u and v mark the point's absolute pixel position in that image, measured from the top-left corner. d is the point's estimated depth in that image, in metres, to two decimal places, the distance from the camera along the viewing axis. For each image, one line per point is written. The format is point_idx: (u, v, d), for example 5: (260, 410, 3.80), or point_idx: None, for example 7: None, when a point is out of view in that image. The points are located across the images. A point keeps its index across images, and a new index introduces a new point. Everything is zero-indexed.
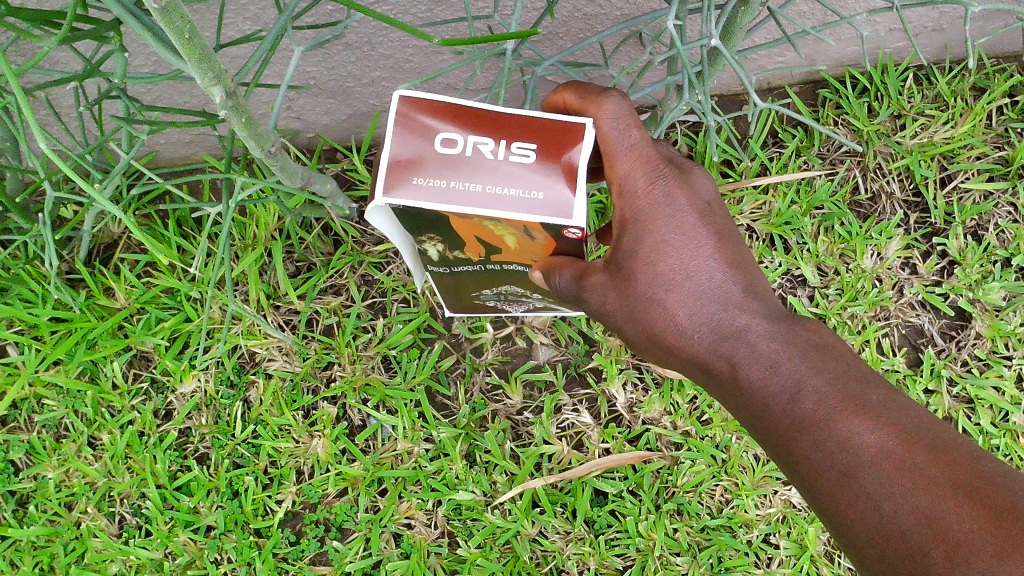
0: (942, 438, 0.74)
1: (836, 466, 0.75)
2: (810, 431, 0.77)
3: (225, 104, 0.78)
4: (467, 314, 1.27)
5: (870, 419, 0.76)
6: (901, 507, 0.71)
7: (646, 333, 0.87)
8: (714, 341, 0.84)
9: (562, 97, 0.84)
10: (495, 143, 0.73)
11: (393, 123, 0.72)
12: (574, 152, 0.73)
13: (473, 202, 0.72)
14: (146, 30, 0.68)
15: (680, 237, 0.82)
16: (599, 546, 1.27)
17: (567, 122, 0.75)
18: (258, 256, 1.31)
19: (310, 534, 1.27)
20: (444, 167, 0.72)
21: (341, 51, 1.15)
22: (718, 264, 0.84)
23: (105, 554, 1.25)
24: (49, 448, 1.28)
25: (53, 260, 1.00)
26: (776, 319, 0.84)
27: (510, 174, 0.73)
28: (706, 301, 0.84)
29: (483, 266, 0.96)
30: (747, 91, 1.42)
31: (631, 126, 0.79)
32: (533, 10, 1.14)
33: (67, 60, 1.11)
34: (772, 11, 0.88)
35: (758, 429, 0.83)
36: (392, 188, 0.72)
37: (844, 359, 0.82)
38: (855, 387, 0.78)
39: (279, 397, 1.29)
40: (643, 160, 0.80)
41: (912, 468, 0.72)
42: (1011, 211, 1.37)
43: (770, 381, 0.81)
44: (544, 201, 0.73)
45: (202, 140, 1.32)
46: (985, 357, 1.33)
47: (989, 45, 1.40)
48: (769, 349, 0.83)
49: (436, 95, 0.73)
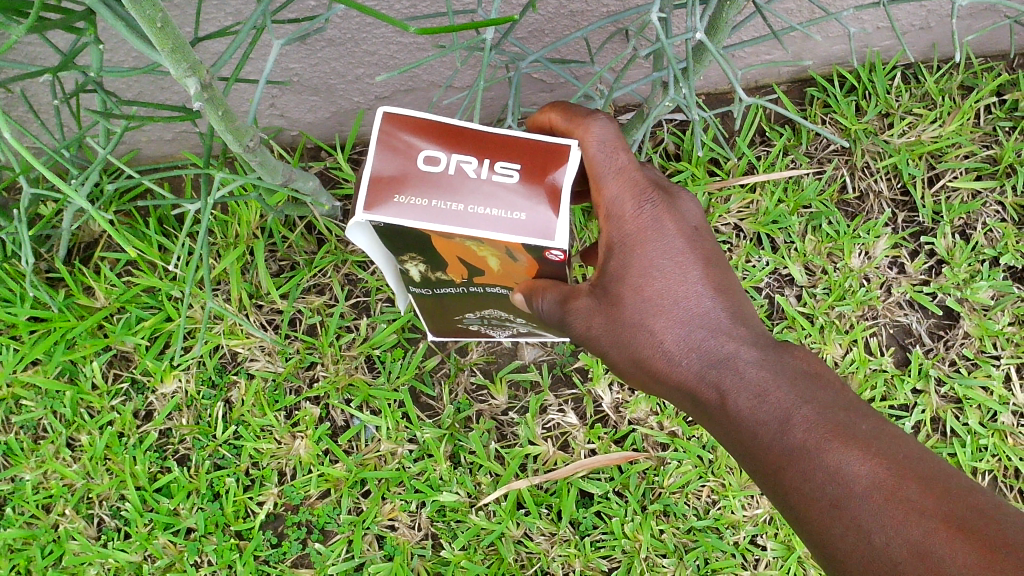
0: (933, 468, 0.74)
1: (826, 497, 0.75)
2: (800, 461, 0.77)
3: (200, 97, 0.76)
4: (453, 339, 1.25)
5: (861, 450, 0.75)
6: (893, 538, 0.70)
7: (633, 359, 0.86)
8: (703, 368, 0.83)
9: (548, 117, 0.83)
10: (478, 162, 0.72)
11: (375, 140, 0.71)
12: (558, 173, 0.72)
13: (455, 222, 0.71)
14: (120, 21, 0.67)
15: (668, 262, 0.81)
16: (584, 548, 1.25)
17: (553, 144, 0.74)
18: (240, 254, 1.30)
19: (291, 536, 1.25)
20: (427, 185, 0.72)
21: (325, 47, 1.14)
22: (706, 289, 0.83)
23: (83, 557, 1.23)
24: (28, 449, 1.27)
25: (29, 258, 0.98)
26: (765, 345, 0.84)
27: (493, 194, 0.72)
28: (694, 327, 0.83)
29: (466, 289, 0.95)
30: (734, 89, 1.41)
31: (619, 150, 0.79)
32: (517, 5, 1.13)
33: (44, 55, 1.11)
34: (758, 7, 0.87)
35: (746, 457, 0.83)
36: (373, 205, 0.71)
37: (833, 387, 0.81)
38: (844, 417, 0.78)
39: (261, 397, 1.28)
40: (631, 183, 0.80)
41: (905, 500, 0.71)
42: (998, 210, 1.37)
43: (759, 410, 0.81)
44: (528, 221, 0.72)
45: (184, 137, 1.32)
46: (973, 356, 1.32)
47: (977, 43, 1.39)
48: (757, 377, 0.82)
49: (420, 113, 0.72)
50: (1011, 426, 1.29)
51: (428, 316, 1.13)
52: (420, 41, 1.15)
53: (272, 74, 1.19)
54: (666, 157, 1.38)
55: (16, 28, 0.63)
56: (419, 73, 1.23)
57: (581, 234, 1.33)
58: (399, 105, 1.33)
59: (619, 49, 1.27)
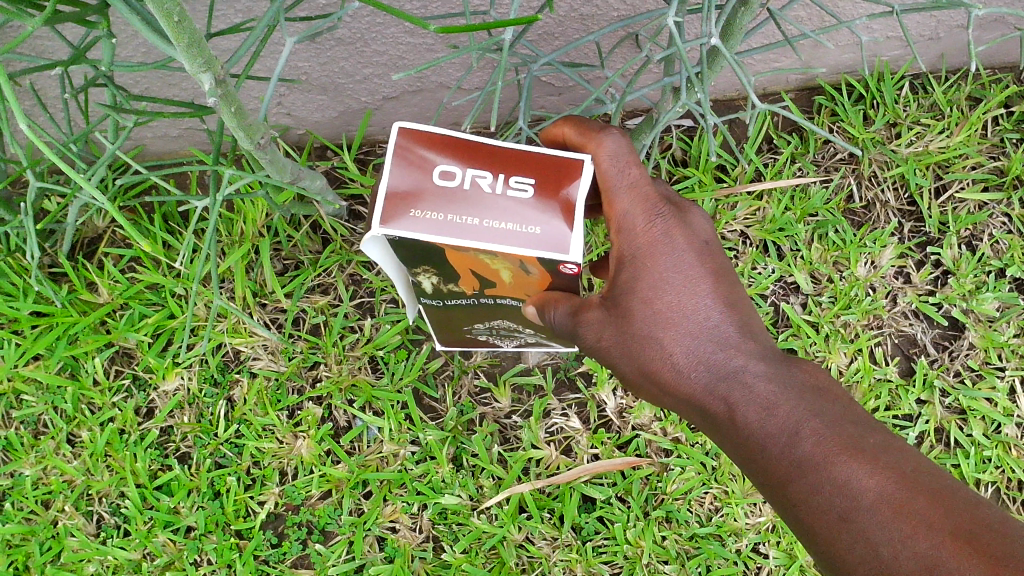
0: (941, 482, 0.73)
1: (835, 510, 0.74)
2: (809, 473, 0.76)
3: (214, 93, 0.76)
4: (459, 348, 1.24)
5: (870, 464, 0.75)
6: (900, 552, 0.70)
7: (642, 371, 0.85)
8: (711, 380, 0.83)
9: (561, 131, 0.85)
10: (493, 177, 0.72)
11: (389, 155, 0.71)
12: (572, 187, 0.72)
13: (471, 236, 0.71)
14: (136, 15, 0.67)
15: (678, 275, 0.81)
16: (586, 553, 1.25)
17: (567, 158, 0.73)
18: (245, 252, 1.29)
19: (292, 536, 1.25)
20: (442, 200, 0.71)
21: (334, 46, 1.14)
22: (715, 304, 0.83)
23: (83, 554, 1.22)
24: (27, 445, 1.25)
25: (35, 253, 0.98)
26: (773, 359, 0.83)
27: (507, 209, 0.72)
28: (703, 340, 0.82)
29: (476, 301, 0.95)
30: (743, 96, 1.41)
31: (631, 164, 0.80)
32: (530, 8, 1.13)
33: (53, 49, 1.10)
34: (773, 12, 0.86)
35: (752, 469, 0.83)
36: (389, 219, 0.71)
37: (841, 401, 0.81)
38: (852, 430, 0.78)
39: (264, 397, 1.27)
40: (642, 198, 0.81)
41: (912, 513, 0.71)
42: (1005, 221, 1.37)
43: (767, 423, 0.80)
44: (542, 235, 0.72)
45: (191, 134, 1.31)
46: (978, 367, 1.32)
47: (987, 55, 1.40)
48: (766, 390, 0.81)
49: (435, 127, 0.72)
50: (1015, 437, 1.29)
51: (434, 327, 1.13)
52: (431, 42, 1.15)
53: (281, 72, 1.19)
54: (674, 163, 1.38)
55: (30, 19, 0.63)
56: (428, 74, 1.23)
57: (588, 239, 1.32)
58: (407, 106, 1.33)
59: (629, 54, 1.27)
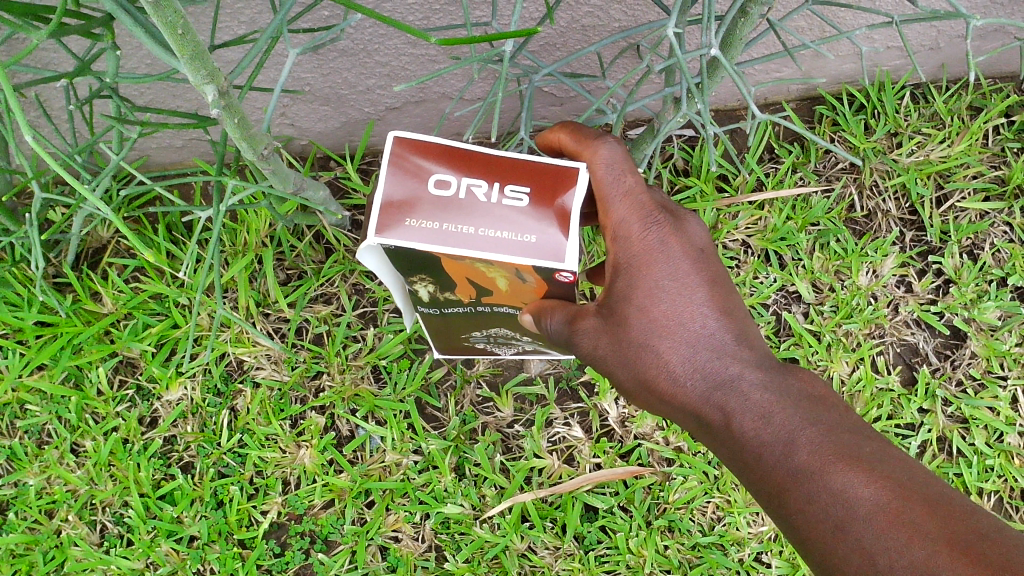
0: (937, 491, 0.73)
1: (831, 520, 0.74)
2: (806, 482, 0.77)
3: (217, 104, 0.77)
4: (459, 355, 1.24)
5: (866, 473, 0.75)
6: (897, 561, 0.69)
7: (639, 380, 0.85)
8: (707, 389, 0.83)
9: (557, 137, 0.86)
10: (489, 186, 0.72)
11: (385, 164, 0.72)
12: (568, 196, 0.72)
13: (466, 245, 0.71)
14: (140, 29, 0.67)
15: (675, 284, 0.82)
16: (588, 563, 1.25)
17: (562, 166, 0.74)
18: (247, 263, 1.30)
19: (295, 545, 1.25)
20: (437, 209, 0.72)
21: (337, 58, 1.15)
22: (712, 312, 0.83)
23: (86, 563, 1.22)
24: (31, 454, 1.26)
25: (39, 262, 0.98)
26: (769, 367, 0.84)
27: (503, 217, 0.72)
28: (700, 348, 0.83)
29: (473, 308, 0.95)
30: (744, 106, 1.42)
31: (626, 172, 0.80)
32: (531, 19, 1.14)
33: (58, 60, 1.11)
34: (772, 24, 0.86)
35: (749, 478, 0.83)
36: (384, 228, 0.71)
37: (837, 410, 0.82)
38: (848, 439, 0.78)
39: (267, 406, 1.27)
40: (638, 206, 0.81)
41: (908, 522, 0.70)
42: (1006, 230, 1.37)
43: (763, 431, 0.81)
44: (537, 244, 0.72)
45: (195, 145, 1.32)
46: (980, 376, 1.32)
47: (987, 64, 1.40)
48: (761, 399, 0.82)
49: (431, 137, 0.73)
50: (1017, 446, 1.29)
51: (433, 334, 1.13)
52: (433, 53, 1.15)
53: (284, 83, 1.20)
54: (675, 172, 1.38)
55: (34, 32, 0.63)
56: (430, 85, 1.24)
57: (590, 249, 1.32)
58: (410, 117, 1.33)
59: (631, 64, 1.28)
